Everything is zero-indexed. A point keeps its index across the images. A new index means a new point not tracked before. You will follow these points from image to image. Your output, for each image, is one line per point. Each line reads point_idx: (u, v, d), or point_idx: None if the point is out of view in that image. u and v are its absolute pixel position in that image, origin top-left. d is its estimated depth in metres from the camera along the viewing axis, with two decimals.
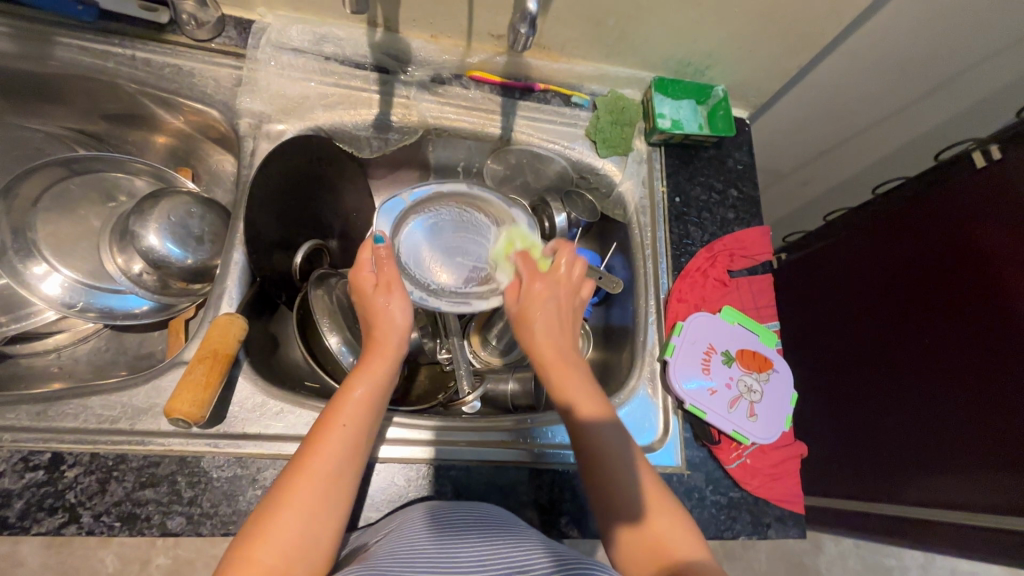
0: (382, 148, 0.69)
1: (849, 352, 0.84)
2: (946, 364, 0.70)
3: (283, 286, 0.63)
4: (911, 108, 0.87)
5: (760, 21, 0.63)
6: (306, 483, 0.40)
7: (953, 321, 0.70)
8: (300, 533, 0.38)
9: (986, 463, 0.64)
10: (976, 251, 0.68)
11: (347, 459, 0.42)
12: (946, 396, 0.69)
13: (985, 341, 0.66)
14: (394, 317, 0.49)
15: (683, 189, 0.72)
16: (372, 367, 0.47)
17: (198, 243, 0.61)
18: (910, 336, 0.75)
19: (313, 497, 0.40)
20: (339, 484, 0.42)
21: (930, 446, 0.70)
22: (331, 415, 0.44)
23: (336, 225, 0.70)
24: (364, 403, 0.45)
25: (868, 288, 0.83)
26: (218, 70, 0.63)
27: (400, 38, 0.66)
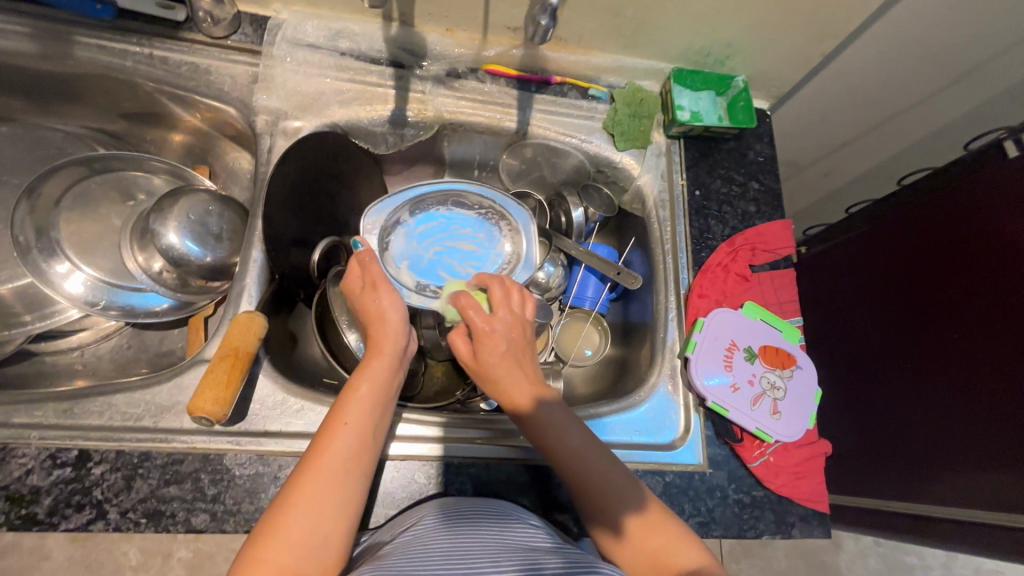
0: (398, 143, 0.69)
1: (873, 348, 0.82)
2: (972, 360, 0.68)
3: (301, 283, 0.63)
4: (939, 96, 0.84)
5: (786, 8, 0.61)
6: (313, 482, 0.40)
7: (978, 316, 0.68)
8: (311, 529, 0.38)
9: (1014, 462, 0.62)
10: (1004, 243, 0.67)
11: (355, 459, 0.42)
12: (969, 392, 0.68)
13: (1013, 337, 0.64)
14: (387, 313, 0.50)
15: (703, 182, 0.71)
16: (375, 368, 0.47)
17: (216, 240, 0.61)
18: (934, 332, 0.73)
19: (321, 496, 0.40)
20: (347, 485, 0.41)
21: (956, 444, 0.68)
22: (334, 415, 0.44)
23: (353, 221, 0.70)
24: (367, 401, 0.45)
25: (891, 283, 0.81)
26: (234, 68, 0.63)
27: (415, 32, 0.65)
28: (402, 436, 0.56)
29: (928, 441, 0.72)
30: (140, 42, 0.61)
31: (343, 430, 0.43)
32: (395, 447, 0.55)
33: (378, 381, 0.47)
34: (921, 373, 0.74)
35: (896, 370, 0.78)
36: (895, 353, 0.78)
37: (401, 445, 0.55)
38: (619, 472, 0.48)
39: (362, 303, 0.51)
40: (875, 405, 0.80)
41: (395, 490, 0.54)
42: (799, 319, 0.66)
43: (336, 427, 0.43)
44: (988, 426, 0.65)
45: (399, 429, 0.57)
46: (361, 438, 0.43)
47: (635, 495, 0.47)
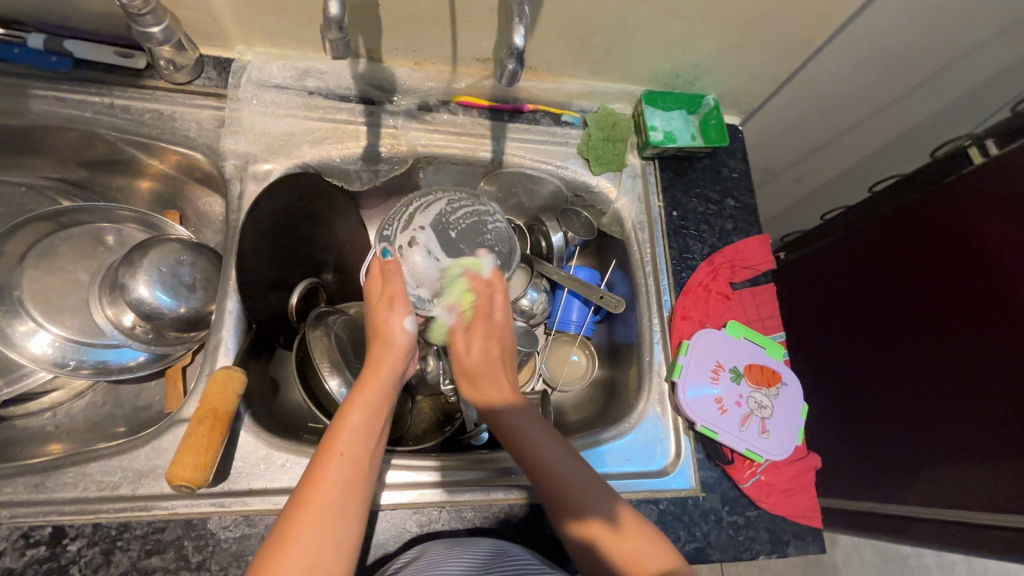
0: (373, 180, 0.68)
1: (857, 352, 0.83)
2: (954, 362, 0.69)
3: (279, 329, 0.62)
4: (902, 101, 0.87)
5: (748, 31, 0.62)
6: (311, 511, 0.38)
7: (959, 315, 0.69)
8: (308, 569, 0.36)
9: (1000, 461, 0.63)
10: (978, 245, 0.68)
11: (352, 488, 0.40)
12: (955, 392, 0.69)
13: (990, 336, 0.65)
14: (395, 335, 0.47)
15: (680, 203, 0.71)
16: (369, 390, 0.45)
17: (189, 290, 0.60)
18: (915, 332, 0.74)
19: (319, 532, 0.37)
20: (346, 518, 0.39)
21: (944, 444, 0.69)
22: (327, 444, 0.42)
23: (330, 260, 0.70)
24: (363, 427, 0.43)
25: (873, 284, 0.82)
26: (199, 112, 0.61)
27: (383, 68, 0.65)
28: (390, 484, 0.55)
29: (916, 440, 0.72)
30: (100, 91, 0.59)
31: (339, 459, 0.40)
32: (385, 495, 0.54)
33: (372, 409, 0.44)
34: (905, 372, 0.75)
35: (880, 372, 0.78)
36: (881, 354, 0.79)
37: (392, 492, 0.54)
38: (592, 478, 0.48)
39: (373, 315, 0.49)
40: (864, 406, 0.80)
41: (387, 540, 0.53)
42: (782, 335, 0.67)
43: (331, 458, 0.40)
44: (969, 423, 0.66)
45: (385, 476, 0.55)
46: (361, 468, 0.41)
47: (608, 501, 0.47)
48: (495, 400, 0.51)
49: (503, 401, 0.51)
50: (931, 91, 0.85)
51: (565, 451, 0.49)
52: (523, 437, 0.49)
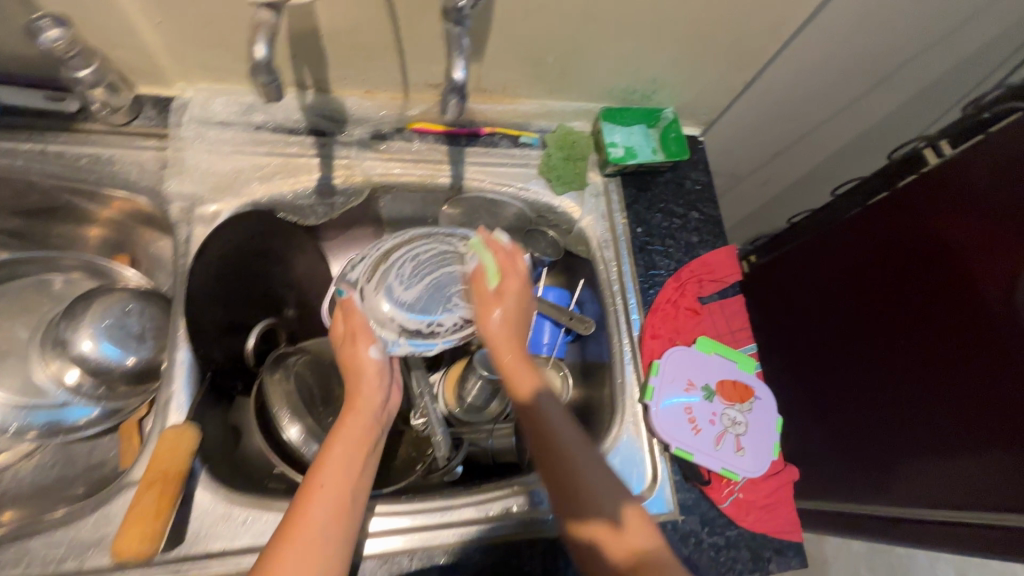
0: (329, 213, 0.67)
1: (829, 353, 0.82)
2: (925, 358, 0.69)
3: (235, 374, 0.60)
4: (857, 102, 0.88)
5: (700, 45, 0.62)
6: (298, 547, 0.41)
7: (929, 310, 0.70)
8: None
9: (977, 455, 0.63)
10: (944, 243, 0.68)
11: (334, 520, 0.43)
12: (928, 387, 0.69)
13: (963, 331, 0.66)
14: (368, 369, 0.50)
15: (644, 219, 0.70)
16: (349, 425, 0.48)
17: (139, 341, 0.57)
18: (889, 333, 0.74)
19: (304, 564, 0.41)
20: (329, 548, 0.42)
21: (919, 439, 0.69)
22: (310, 479, 0.45)
23: (290, 297, 0.68)
24: (343, 461, 0.46)
25: (842, 284, 0.82)
26: (140, 154, 0.59)
27: (333, 98, 0.63)
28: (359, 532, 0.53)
29: (892, 436, 0.72)
30: (31, 138, 0.56)
31: (322, 491, 0.44)
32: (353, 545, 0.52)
33: (351, 444, 0.47)
34: (884, 372, 0.74)
35: (858, 374, 0.78)
36: (853, 353, 0.79)
37: (361, 541, 0.52)
38: (610, 481, 0.49)
39: (341, 348, 0.51)
40: (844, 410, 0.79)
41: None
42: (752, 347, 0.66)
43: (311, 493, 0.44)
44: (950, 420, 0.66)
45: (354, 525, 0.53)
46: (341, 500, 0.44)
47: (611, 490, 0.49)
48: (518, 377, 0.51)
49: (537, 379, 0.52)
50: (884, 91, 0.86)
51: (580, 439, 0.51)
52: (542, 422, 0.50)
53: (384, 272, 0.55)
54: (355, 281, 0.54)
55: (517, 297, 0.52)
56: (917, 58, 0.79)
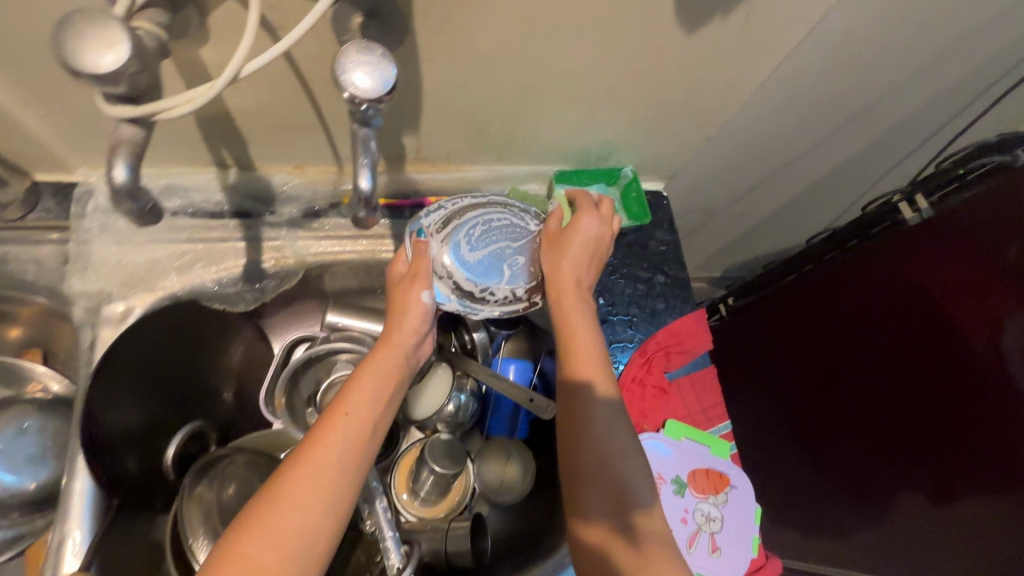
0: (260, 298, 0.60)
1: (822, 395, 0.83)
2: (912, 401, 0.71)
3: (152, 492, 0.53)
4: (826, 143, 0.84)
5: (653, 106, 0.58)
6: (309, 468, 0.38)
7: (910, 356, 0.71)
8: (297, 524, 0.36)
9: (966, 490, 0.66)
10: (923, 293, 0.68)
11: (354, 451, 0.40)
12: (915, 428, 0.71)
13: (953, 378, 0.66)
14: (415, 308, 0.49)
15: (606, 286, 0.65)
16: (381, 358, 0.46)
17: (39, 462, 0.51)
18: (878, 377, 0.75)
19: (314, 486, 0.37)
20: (342, 479, 0.39)
21: (911, 471, 0.72)
22: (334, 405, 0.42)
23: (227, 385, 0.61)
24: (370, 393, 0.44)
25: (822, 329, 0.82)
26: (38, 250, 0.53)
27: (258, 176, 0.58)
28: None
29: (887, 465, 0.75)
30: None
31: (343, 418, 0.41)
32: None
33: (381, 374, 0.45)
34: (878, 414, 0.76)
35: (852, 415, 0.79)
36: (842, 392, 0.80)
37: None
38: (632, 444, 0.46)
39: (394, 290, 0.50)
40: (845, 446, 0.81)
41: None
42: (726, 426, 0.61)
43: (331, 419, 0.41)
44: (940, 459, 0.69)
45: None
46: (361, 430, 0.41)
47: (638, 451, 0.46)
48: (573, 323, 0.49)
49: (596, 344, 0.48)
50: (853, 132, 0.83)
51: (617, 405, 0.47)
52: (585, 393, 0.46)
53: (454, 227, 0.52)
54: (428, 228, 0.52)
55: (586, 260, 0.51)
56: (884, 101, 0.75)
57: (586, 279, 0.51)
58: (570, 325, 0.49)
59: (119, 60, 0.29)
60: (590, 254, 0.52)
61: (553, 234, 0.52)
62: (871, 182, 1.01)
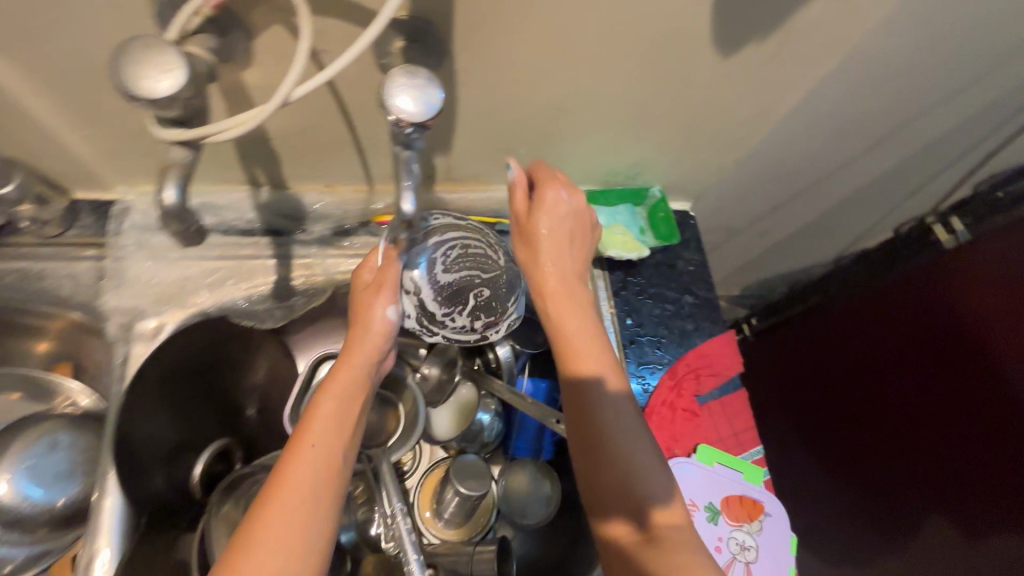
0: (288, 314, 0.60)
1: (849, 420, 0.82)
2: (942, 428, 0.69)
3: (182, 508, 0.54)
4: (855, 164, 0.83)
5: (687, 127, 0.57)
6: (280, 513, 0.36)
7: (941, 381, 0.69)
8: (274, 573, 0.34)
9: (995, 524, 0.64)
10: (961, 325, 0.67)
11: (324, 486, 0.38)
12: (941, 455, 0.69)
13: (982, 402, 0.65)
14: (375, 319, 0.46)
15: (634, 306, 0.65)
16: (341, 377, 0.44)
17: (66, 480, 0.50)
18: (914, 410, 0.72)
19: (285, 533, 0.35)
20: (317, 516, 0.37)
21: (937, 500, 0.70)
22: (298, 436, 0.40)
23: (252, 399, 0.62)
24: (334, 419, 0.41)
25: (852, 352, 0.80)
26: (75, 266, 0.53)
27: (290, 194, 0.58)
28: None
29: (913, 492, 0.73)
30: None
31: (309, 452, 0.39)
32: None
33: (342, 394, 0.43)
34: (913, 449, 0.73)
35: (887, 449, 0.76)
36: (869, 416, 0.78)
37: None
38: (648, 455, 0.41)
39: (360, 296, 0.47)
40: (879, 482, 0.78)
41: None
42: (758, 451, 0.60)
43: (298, 451, 0.39)
44: (978, 493, 0.66)
45: None
46: (330, 461, 0.39)
47: (646, 468, 0.40)
48: (570, 317, 0.44)
49: (604, 348, 0.44)
50: (882, 152, 0.81)
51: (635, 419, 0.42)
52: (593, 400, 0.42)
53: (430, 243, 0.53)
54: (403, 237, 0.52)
55: (558, 244, 0.46)
56: (915, 122, 0.75)
57: (576, 261, 0.47)
58: (567, 322, 0.44)
59: (175, 84, 0.29)
60: (580, 232, 0.48)
61: (521, 220, 0.46)
62: (898, 203, 0.99)
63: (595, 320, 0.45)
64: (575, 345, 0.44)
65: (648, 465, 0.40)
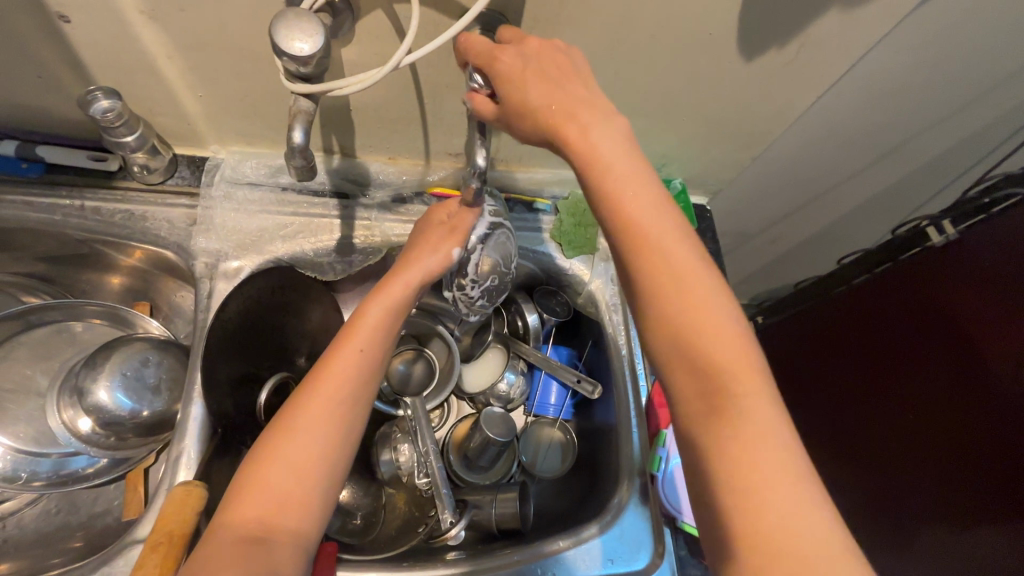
0: (346, 270, 0.68)
1: (848, 413, 0.84)
2: (926, 423, 0.70)
3: (247, 429, 0.59)
4: (861, 175, 0.90)
5: (710, 124, 0.65)
6: (319, 398, 0.44)
7: (931, 376, 0.71)
8: (309, 446, 0.43)
9: (961, 521, 0.65)
10: (947, 316, 0.69)
11: (359, 383, 0.46)
12: (923, 450, 0.70)
13: (964, 397, 0.66)
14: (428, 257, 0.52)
15: None
16: (391, 293, 0.50)
17: (154, 393, 0.58)
18: (906, 399, 0.74)
19: (320, 413, 0.44)
20: (351, 406, 0.45)
21: (917, 495, 0.71)
22: (344, 337, 0.47)
23: (303, 347, 0.67)
24: (379, 325, 0.48)
25: (857, 346, 0.83)
26: (171, 211, 0.62)
27: (358, 163, 0.66)
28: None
29: (898, 487, 0.74)
30: (71, 193, 0.59)
31: (353, 353, 0.46)
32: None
33: (387, 309, 0.49)
34: (903, 437, 0.74)
35: (881, 437, 0.78)
36: (867, 410, 0.80)
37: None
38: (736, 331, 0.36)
39: (426, 235, 0.54)
40: (867, 474, 0.79)
41: None
42: None
43: (347, 350, 0.46)
44: (959, 486, 0.65)
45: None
46: (368, 362, 0.47)
47: (741, 344, 0.36)
48: (607, 173, 0.39)
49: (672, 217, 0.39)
50: (887, 165, 0.88)
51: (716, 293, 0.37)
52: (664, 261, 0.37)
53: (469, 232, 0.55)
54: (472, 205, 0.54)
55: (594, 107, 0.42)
56: (916, 138, 0.82)
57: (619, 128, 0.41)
58: (608, 179, 0.39)
59: (314, 47, 0.38)
60: (564, 73, 0.43)
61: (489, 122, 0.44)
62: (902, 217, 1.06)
63: (727, 312, 0.37)
64: (672, 297, 0.37)
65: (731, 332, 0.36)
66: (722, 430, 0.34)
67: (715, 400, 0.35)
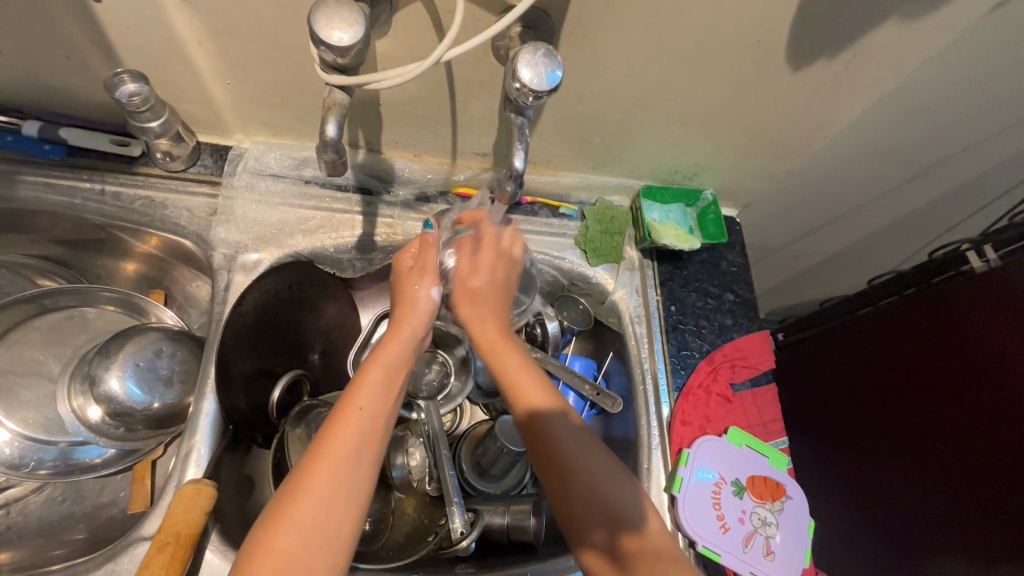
0: (366, 268, 0.67)
1: (853, 433, 0.78)
2: (950, 448, 0.66)
3: (258, 426, 0.58)
4: (894, 194, 0.88)
5: (749, 134, 0.63)
6: (325, 470, 0.41)
7: (958, 398, 0.66)
8: (319, 521, 0.40)
9: (990, 553, 0.61)
10: (974, 337, 0.66)
11: (367, 446, 0.43)
12: (948, 476, 0.66)
13: (996, 422, 0.62)
14: (420, 302, 0.51)
15: (679, 297, 0.70)
16: (387, 350, 0.49)
17: (166, 385, 0.57)
18: (923, 427, 0.69)
19: (329, 487, 0.41)
20: (359, 474, 0.42)
21: (937, 523, 0.67)
22: (346, 401, 0.45)
23: (317, 343, 0.65)
24: (380, 386, 0.46)
25: (867, 365, 0.78)
26: (192, 200, 0.60)
27: (383, 159, 0.65)
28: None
29: (912, 514, 0.70)
30: (91, 177, 0.58)
31: (357, 416, 0.44)
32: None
33: (387, 366, 0.47)
34: (919, 469, 0.69)
35: (893, 469, 0.73)
36: (876, 430, 0.76)
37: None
38: (620, 474, 0.50)
39: (404, 281, 0.53)
40: (877, 497, 0.75)
41: None
42: (782, 441, 0.65)
43: (349, 415, 0.44)
44: (984, 519, 0.62)
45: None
46: (374, 425, 0.44)
47: (625, 498, 0.49)
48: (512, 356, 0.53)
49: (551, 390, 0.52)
50: (923, 185, 0.86)
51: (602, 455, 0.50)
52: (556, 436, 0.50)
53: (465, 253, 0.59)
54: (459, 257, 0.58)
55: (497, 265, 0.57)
56: (956, 158, 0.79)
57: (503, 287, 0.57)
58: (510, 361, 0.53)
59: (353, 37, 0.36)
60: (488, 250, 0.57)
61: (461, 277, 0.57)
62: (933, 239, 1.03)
63: (601, 455, 0.50)
64: (565, 461, 0.49)
65: (605, 472, 0.49)
66: (593, 519, 0.48)
67: (587, 511, 0.49)
